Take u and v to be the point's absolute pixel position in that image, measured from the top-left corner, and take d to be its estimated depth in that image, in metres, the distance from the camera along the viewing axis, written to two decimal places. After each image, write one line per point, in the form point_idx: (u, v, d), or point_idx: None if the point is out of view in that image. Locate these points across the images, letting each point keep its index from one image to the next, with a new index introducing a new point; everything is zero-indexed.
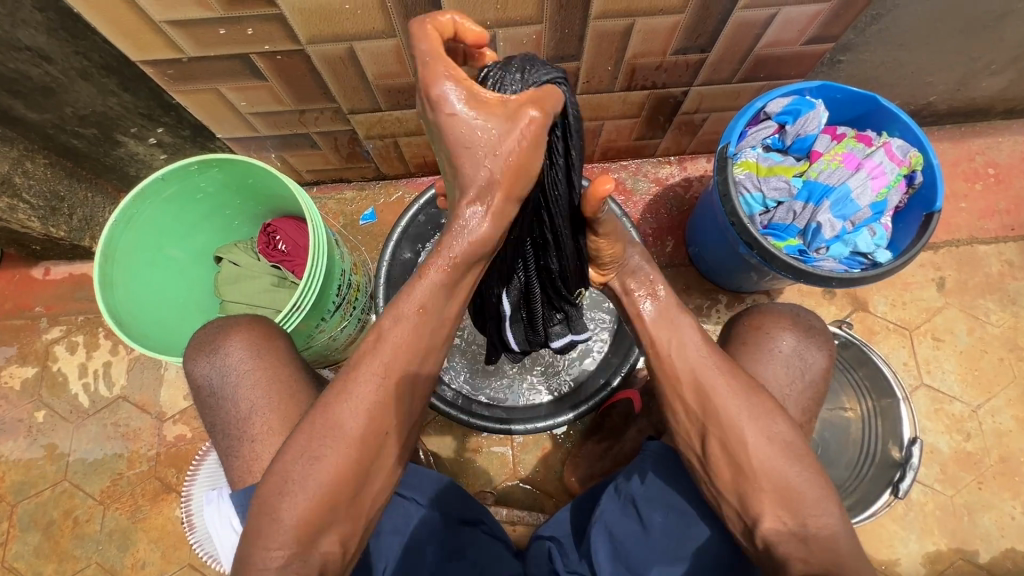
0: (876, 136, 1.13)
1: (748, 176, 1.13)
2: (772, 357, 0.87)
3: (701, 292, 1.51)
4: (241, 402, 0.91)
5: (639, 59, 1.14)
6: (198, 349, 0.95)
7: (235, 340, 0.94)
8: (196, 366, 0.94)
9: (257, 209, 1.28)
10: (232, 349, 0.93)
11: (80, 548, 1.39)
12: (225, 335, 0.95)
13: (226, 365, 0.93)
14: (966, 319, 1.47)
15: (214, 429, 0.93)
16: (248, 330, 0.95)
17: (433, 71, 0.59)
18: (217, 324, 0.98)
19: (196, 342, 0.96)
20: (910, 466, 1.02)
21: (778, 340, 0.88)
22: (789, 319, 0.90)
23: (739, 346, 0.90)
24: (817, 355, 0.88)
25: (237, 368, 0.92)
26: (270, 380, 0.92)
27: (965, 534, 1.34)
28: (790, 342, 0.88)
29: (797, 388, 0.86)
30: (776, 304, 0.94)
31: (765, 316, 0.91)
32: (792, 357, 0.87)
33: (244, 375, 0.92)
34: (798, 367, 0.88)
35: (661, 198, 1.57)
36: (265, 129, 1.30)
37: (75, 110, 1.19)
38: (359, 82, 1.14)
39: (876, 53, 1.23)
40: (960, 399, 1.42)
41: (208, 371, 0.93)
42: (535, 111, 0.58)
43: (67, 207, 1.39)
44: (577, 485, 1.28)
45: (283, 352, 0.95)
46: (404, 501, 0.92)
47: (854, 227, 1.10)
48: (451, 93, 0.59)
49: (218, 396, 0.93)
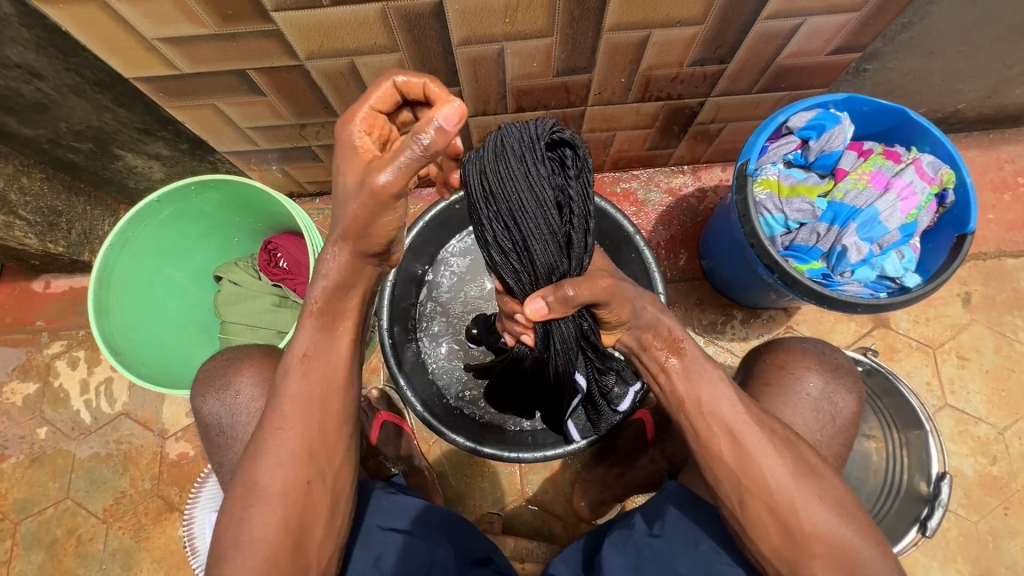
0: (905, 152, 1.07)
1: (769, 196, 1.07)
2: (799, 400, 0.88)
3: (714, 307, 1.46)
4: (251, 441, 0.90)
5: (654, 71, 1.08)
6: (208, 386, 0.94)
7: (245, 376, 0.93)
8: (204, 404, 0.93)
9: (257, 226, 1.24)
10: (243, 385, 0.92)
11: (83, 567, 1.38)
12: (237, 370, 0.94)
13: (237, 403, 0.91)
14: (993, 337, 1.42)
15: (224, 467, 0.92)
16: (259, 365, 0.95)
17: (358, 114, 0.69)
18: (227, 357, 0.97)
19: (206, 376, 0.96)
20: (938, 503, 0.98)
21: (805, 381, 0.89)
22: (815, 359, 0.92)
23: (763, 386, 0.91)
24: (846, 398, 0.90)
25: (247, 407, 0.91)
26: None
27: (990, 562, 1.29)
28: (818, 383, 0.90)
29: (826, 434, 0.88)
30: (802, 341, 0.95)
31: (790, 354, 0.92)
32: (819, 400, 0.89)
33: (254, 413, 0.91)
34: (828, 412, 0.89)
35: (674, 209, 1.52)
36: (266, 142, 1.26)
37: (69, 126, 1.15)
38: (361, 96, 1.09)
39: (905, 61, 1.16)
40: (986, 421, 1.37)
41: (218, 409, 0.92)
42: (382, 174, 0.63)
43: (65, 221, 1.36)
44: (587, 509, 1.25)
45: None
46: (417, 544, 0.89)
47: (881, 250, 1.05)
48: (353, 137, 0.69)
49: (228, 436, 0.91)
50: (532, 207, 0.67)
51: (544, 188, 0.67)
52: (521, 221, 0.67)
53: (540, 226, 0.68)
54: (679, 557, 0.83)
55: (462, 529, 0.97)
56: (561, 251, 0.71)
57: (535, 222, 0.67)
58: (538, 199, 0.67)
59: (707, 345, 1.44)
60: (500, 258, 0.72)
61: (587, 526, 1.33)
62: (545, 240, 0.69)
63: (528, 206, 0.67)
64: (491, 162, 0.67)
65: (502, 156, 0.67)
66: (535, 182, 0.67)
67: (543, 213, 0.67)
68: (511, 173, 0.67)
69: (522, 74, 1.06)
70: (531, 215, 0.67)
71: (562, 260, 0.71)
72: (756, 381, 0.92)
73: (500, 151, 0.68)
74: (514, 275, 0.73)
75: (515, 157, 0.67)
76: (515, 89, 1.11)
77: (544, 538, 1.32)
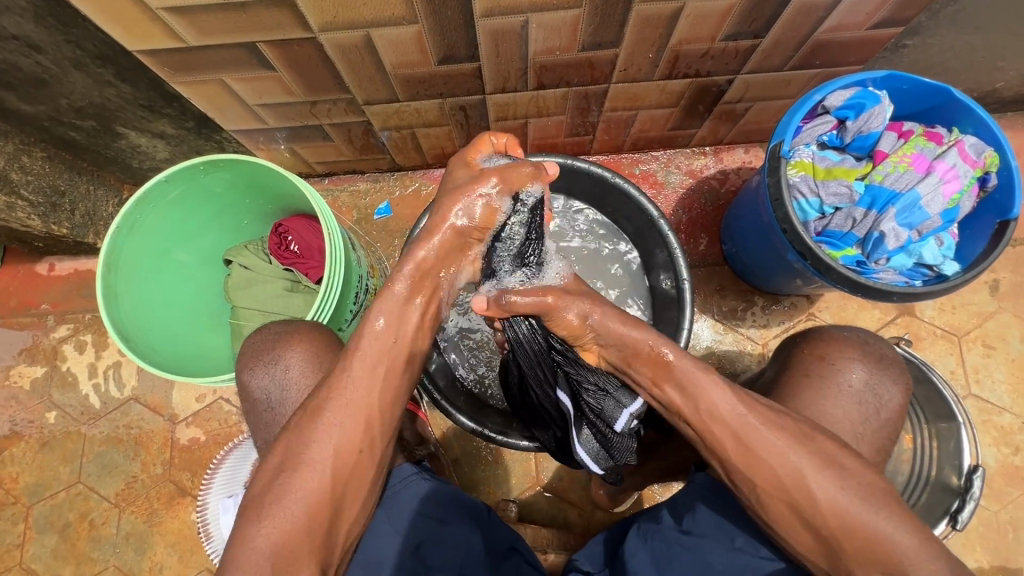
0: (947, 133, 1.03)
1: (803, 179, 1.03)
2: (841, 392, 0.85)
3: (735, 293, 1.42)
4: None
5: (684, 46, 1.03)
6: (255, 358, 0.91)
7: (295, 351, 0.90)
8: (252, 377, 0.90)
9: (267, 208, 1.20)
10: (292, 361, 0.89)
11: (96, 550, 1.37)
12: (285, 345, 0.90)
13: (287, 378, 0.88)
14: (1020, 326, 1.38)
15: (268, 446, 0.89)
16: (310, 341, 0.91)
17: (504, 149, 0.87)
18: (277, 330, 0.94)
19: (252, 349, 0.92)
20: (970, 496, 0.96)
21: (848, 372, 0.86)
22: (857, 349, 0.88)
23: (802, 377, 0.87)
24: (892, 390, 0.86)
25: (297, 383, 0.88)
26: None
27: (1009, 552, 1.28)
28: (860, 374, 0.86)
29: (871, 428, 0.84)
30: (842, 330, 0.92)
31: (830, 344, 0.89)
32: (863, 392, 0.85)
33: (305, 391, 0.88)
34: (872, 404, 0.85)
35: (695, 191, 1.47)
36: (275, 120, 1.21)
37: (70, 102, 1.10)
38: (376, 72, 1.04)
39: (947, 36, 1.12)
40: (1010, 411, 1.35)
41: (267, 383, 0.89)
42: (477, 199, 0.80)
43: (68, 202, 1.32)
44: (607, 497, 1.23)
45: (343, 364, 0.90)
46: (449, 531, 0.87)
47: (920, 236, 1.01)
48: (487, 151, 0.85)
49: (276, 411, 0.88)
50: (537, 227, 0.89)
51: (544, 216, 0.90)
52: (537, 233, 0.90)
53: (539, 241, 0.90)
54: (711, 553, 0.80)
55: (490, 517, 0.94)
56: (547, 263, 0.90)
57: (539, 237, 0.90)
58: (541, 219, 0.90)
59: (726, 333, 1.40)
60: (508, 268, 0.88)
61: (603, 514, 1.32)
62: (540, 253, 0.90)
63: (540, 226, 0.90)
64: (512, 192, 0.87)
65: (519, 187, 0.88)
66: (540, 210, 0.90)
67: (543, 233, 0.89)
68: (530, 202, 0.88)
69: (545, 49, 1.01)
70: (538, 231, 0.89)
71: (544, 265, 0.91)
72: (794, 373, 0.88)
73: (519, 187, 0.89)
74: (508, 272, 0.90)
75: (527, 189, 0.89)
76: (536, 65, 1.06)
77: (559, 527, 1.31)
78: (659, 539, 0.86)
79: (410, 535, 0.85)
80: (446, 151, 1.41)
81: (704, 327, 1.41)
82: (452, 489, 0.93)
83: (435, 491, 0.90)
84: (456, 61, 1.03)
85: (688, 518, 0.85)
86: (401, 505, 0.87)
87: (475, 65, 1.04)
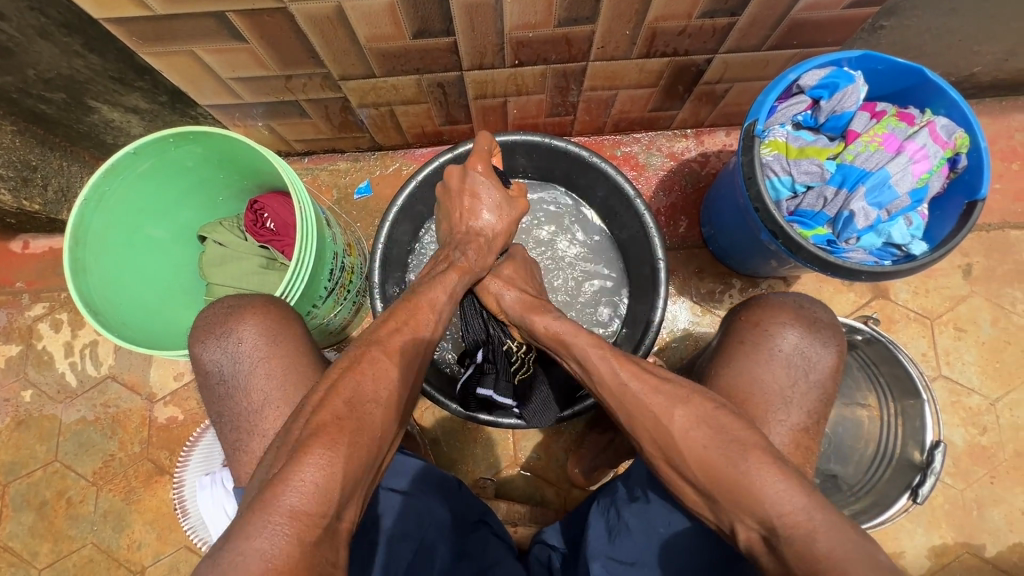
0: (919, 114, 1.03)
1: (776, 158, 1.04)
2: (770, 358, 0.86)
3: (714, 275, 1.43)
4: (255, 392, 0.87)
5: (660, 23, 1.02)
6: (206, 333, 0.89)
7: (249, 324, 0.89)
8: (204, 350, 0.89)
9: (242, 184, 1.19)
10: (245, 333, 0.88)
11: (74, 528, 1.37)
12: (238, 318, 0.90)
13: (239, 350, 0.88)
14: (991, 309, 1.41)
15: (220, 419, 0.88)
16: (262, 313, 0.90)
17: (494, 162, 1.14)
18: (228, 304, 0.92)
19: (204, 323, 0.90)
20: (930, 471, 0.98)
21: (780, 337, 0.87)
22: (791, 314, 0.89)
23: (736, 344, 0.89)
24: (822, 353, 0.86)
25: (251, 355, 0.87)
26: (287, 368, 0.88)
27: (972, 528, 1.31)
28: (791, 339, 0.87)
29: (799, 390, 0.84)
30: (779, 296, 0.93)
31: (767, 310, 0.90)
32: (792, 356, 0.86)
33: (257, 363, 0.87)
34: (799, 367, 0.86)
35: (676, 174, 1.47)
36: (250, 95, 1.19)
37: (38, 73, 1.08)
38: (350, 45, 1.03)
39: (923, 18, 1.12)
40: (978, 392, 1.37)
41: (218, 356, 0.88)
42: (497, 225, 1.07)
43: (40, 177, 1.30)
44: (581, 476, 1.25)
45: (301, 339, 0.91)
46: (416, 504, 0.88)
47: (889, 216, 1.02)
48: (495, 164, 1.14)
49: (230, 385, 0.88)
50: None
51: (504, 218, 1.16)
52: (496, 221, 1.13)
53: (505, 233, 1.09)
54: (659, 521, 0.81)
55: (453, 489, 0.95)
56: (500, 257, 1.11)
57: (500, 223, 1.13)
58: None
59: (704, 315, 1.41)
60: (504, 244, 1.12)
61: (579, 492, 1.33)
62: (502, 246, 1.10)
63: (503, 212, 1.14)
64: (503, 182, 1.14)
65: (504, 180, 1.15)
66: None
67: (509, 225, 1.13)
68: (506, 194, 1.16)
69: (521, 24, 1.00)
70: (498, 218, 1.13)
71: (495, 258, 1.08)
72: (730, 340, 0.90)
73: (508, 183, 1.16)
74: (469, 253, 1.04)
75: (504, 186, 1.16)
76: (513, 40, 1.05)
77: (536, 504, 1.32)
78: (613, 510, 0.87)
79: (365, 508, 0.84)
80: (426, 131, 1.40)
81: (683, 309, 1.42)
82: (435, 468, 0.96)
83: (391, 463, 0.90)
84: (432, 36, 1.02)
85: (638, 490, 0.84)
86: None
87: (451, 39, 1.03)
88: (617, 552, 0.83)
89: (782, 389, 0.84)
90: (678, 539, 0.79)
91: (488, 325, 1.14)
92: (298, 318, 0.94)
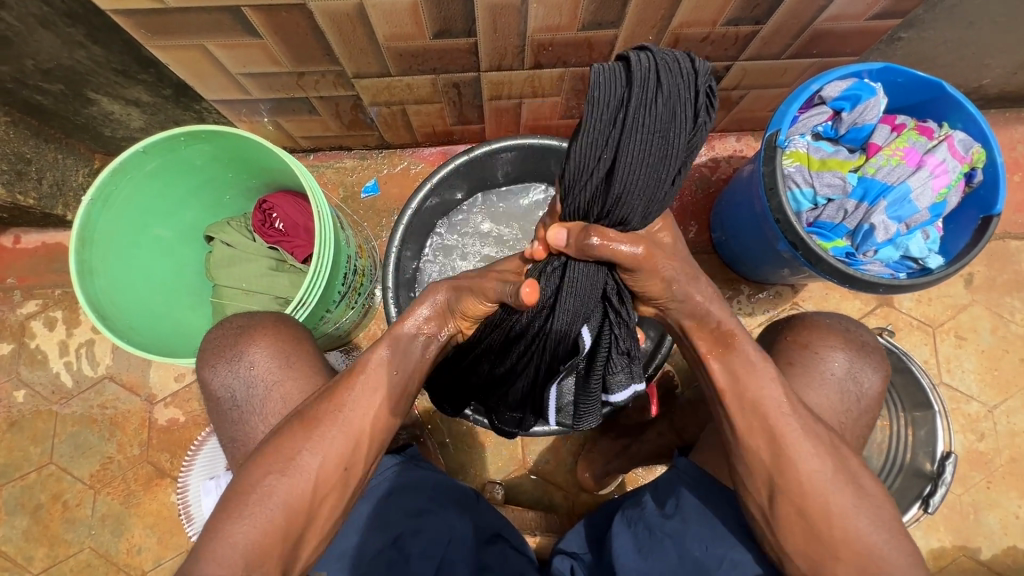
0: (937, 128, 1.04)
1: (798, 169, 1.04)
2: (824, 382, 0.87)
3: (723, 281, 1.44)
4: (270, 415, 0.85)
5: (685, 29, 1.01)
6: (217, 356, 0.88)
7: (258, 346, 0.87)
8: (215, 375, 0.87)
9: (249, 183, 1.15)
10: (256, 356, 0.86)
11: (71, 532, 1.34)
12: (246, 340, 0.88)
13: (252, 374, 0.86)
14: (990, 318, 1.43)
15: (234, 443, 0.86)
16: (273, 334, 0.88)
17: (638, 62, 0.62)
18: (238, 324, 0.90)
19: (214, 346, 0.88)
20: (941, 481, 1.01)
21: (830, 360, 0.88)
22: (840, 338, 0.90)
23: (786, 364, 0.89)
24: (873, 378, 0.88)
25: (264, 379, 0.86)
26: (301, 390, 0.86)
27: (968, 532, 1.35)
28: (842, 363, 0.88)
29: (850, 416, 0.86)
30: (827, 318, 0.94)
31: (813, 332, 0.91)
32: (845, 380, 0.87)
33: (272, 387, 0.86)
34: (853, 392, 0.87)
35: (686, 178, 1.47)
36: (259, 92, 1.16)
37: (37, 63, 1.03)
38: (368, 43, 1.00)
39: (940, 31, 1.13)
40: (977, 399, 1.40)
41: (230, 381, 0.86)
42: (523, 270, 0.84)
43: (34, 170, 1.25)
44: (592, 479, 1.25)
45: (311, 356, 0.89)
46: (439, 518, 0.88)
47: (908, 230, 1.03)
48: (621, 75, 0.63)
49: (243, 410, 0.86)
50: (652, 130, 0.62)
51: (692, 130, 0.63)
52: (618, 144, 0.63)
53: (650, 178, 0.65)
54: (692, 538, 0.83)
55: (471, 504, 0.96)
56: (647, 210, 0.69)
57: (627, 151, 0.63)
58: (672, 109, 0.62)
59: None
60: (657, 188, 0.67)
61: (587, 496, 1.33)
62: (643, 198, 0.66)
63: (638, 130, 0.62)
64: (613, 85, 0.62)
65: (601, 85, 0.62)
66: (679, 114, 0.62)
67: (666, 158, 0.63)
68: (666, 91, 0.61)
69: (544, 26, 0.98)
70: (649, 131, 0.62)
71: (637, 220, 0.69)
72: (779, 358, 0.90)
73: (644, 75, 0.62)
74: (592, 196, 0.67)
75: (620, 89, 0.62)
76: (535, 43, 1.03)
77: (544, 509, 1.32)
78: (643, 524, 0.88)
79: (388, 528, 0.84)
80: (436, 129, 1.37)
81: None
82: (450, 480, 0.97)
83: (415, 480, 0.91)
84: (452, 36, 1.00)
85: (673, 502, 0.88)
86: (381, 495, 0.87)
87: (471, 40, 1.01)
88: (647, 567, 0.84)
89: (819, 402, 0.85)
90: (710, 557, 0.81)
91: (600, 295, 0.77)
92: (309, 336, 0.92)
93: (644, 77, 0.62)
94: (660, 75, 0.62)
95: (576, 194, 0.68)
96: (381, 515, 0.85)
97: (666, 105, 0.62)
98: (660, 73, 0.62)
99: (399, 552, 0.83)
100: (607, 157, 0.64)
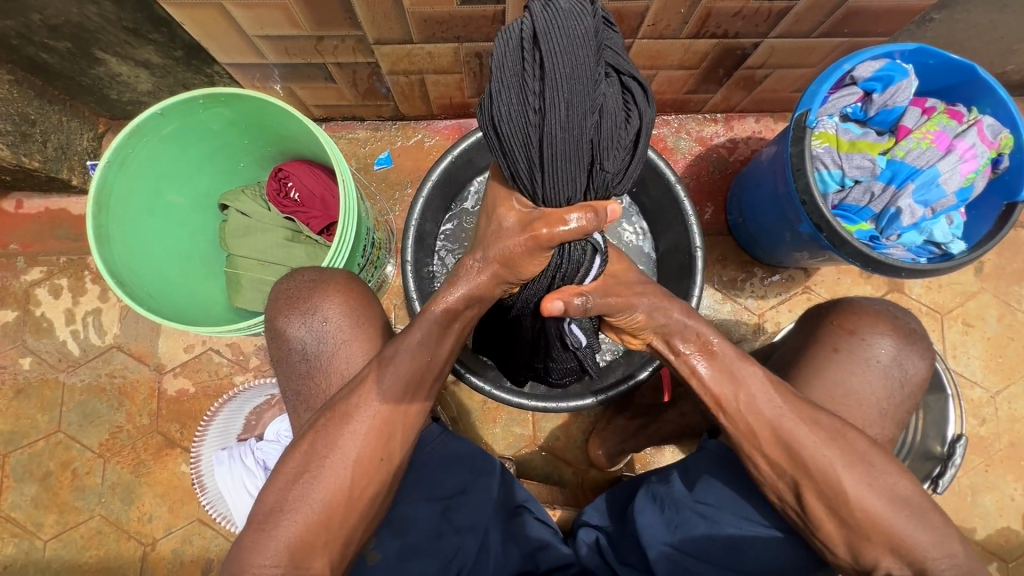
0: (966, 112, 1.04)
1: (827, 151, 1.06)
2: (870, 367, 0.88)
3: (737, 264, 1.43)
4: (335, 373, 0.85)
5: (718, 3, 0.99)
6: (289, 306, 0.86)
7: (331, 301, 0.86)
8: (288, 324, 0.86)
9: (265, 150, 1.13)
10: (330, 314, 0.85)
11: (81, 500, 1.34)
12: (321, 294, 0.87)
13: (325, 329, 0.85)
14: (998, 306, 1.45)
15: (298, 397, 0.86)
16: (346, 293, 0.87)
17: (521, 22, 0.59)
18: (311, 277, 0.89)
19: (286, 295, 0.87)
20: (951, 463, 1.04)
21: (876, 346, 0.88)
22: (889, 325, 0.90)
23: (831, 352, 0.90)
24: (917, 364, 0.89)
25: (334, 336, 0.85)
26: (367, 354, 0.86)
27: (966, 513, 1.38)
28: (889, 350, 0.89)
29: (885, 393, 0.88)
30: (874, 304, 0.94)
31: (862, 318, 0.91)
32: (890, 366, 0.88)
33: (340, 344, 0.85)
34: (898, 377, 0.88)
35: (703, 159, 1.45)
36: (275, 56, 1.12)
37: (44, 18, 1.00)
38: (392, 7, 0.97)
39: (974, 12, 1.13)
40: (980, 385, 1.43)
41: (304, 331, 0.85)
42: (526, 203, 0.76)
43: (39, 132, 1.20)
44: (604, 456, 1.26)
45: (380, 321, 0.89)
46: (476, 494, 0.93)
47: (933, 214, 1.04)
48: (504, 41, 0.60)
49: (310, 362, 0.85)
50: (572, 75, 0.58)
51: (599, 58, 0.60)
52: (542, 120, 0.60)
53: (590, 118, 0.61)
54: (726, 519, 0.87)
55: (505, 475, 0.98)
56: (626, 165, 0.67)
57: (557, 124, 0.60)
58: (572, 68, 0.58)
59: (727, 302, 1.42)
60: (603, 122, 0.62)
61: (597, 473, 1.35)
62: (612, 149, 0.64)
63: (561, 83, 0.58)
64: (508, 61, 0.59)
65: (502, 61, 0.60)
66: (582, 43, 0.58)
67: (591, 87, 0.59)
68: (552, 20, 0.58)
69: None
70: (564, 72, 0.58)
71: (602, 161, 0.64)
72: (822, 346, 0.91)
73: (535, 32, 0.58)
74: (571, 184, 0.65)
75: (516, 55, 0.59)
76: None
77: (554, 484, 1.34)
78: (669, 501, 0.92)
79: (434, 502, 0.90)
80: (454, 101, 1.34)
81: (704, 297, 1.42)
82: (487, 456, 0.97)
83: (459, 451, 0.95)
84: (480, 2, 0.97)
85: (700, 485, 0.91)
86: (423, 466, 0.91)
87: (499, 7, 0.98)
88: (678, 543, 0.89)
89: (856, 386, 0.87)
90: (742, 534, 0.85)
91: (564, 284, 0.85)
92: (376, 298, 0.91)
93: (533, 26, 0.58)
94: (550, 16, 0.58)
95: (553, 191, 0.66)
96: (430, 486, 0.91)
97: (568, 38, 0.58)
98: (544, 15, 0.58)
99: (446, 524, 0.90)
100: (550, 136, 0.60)
